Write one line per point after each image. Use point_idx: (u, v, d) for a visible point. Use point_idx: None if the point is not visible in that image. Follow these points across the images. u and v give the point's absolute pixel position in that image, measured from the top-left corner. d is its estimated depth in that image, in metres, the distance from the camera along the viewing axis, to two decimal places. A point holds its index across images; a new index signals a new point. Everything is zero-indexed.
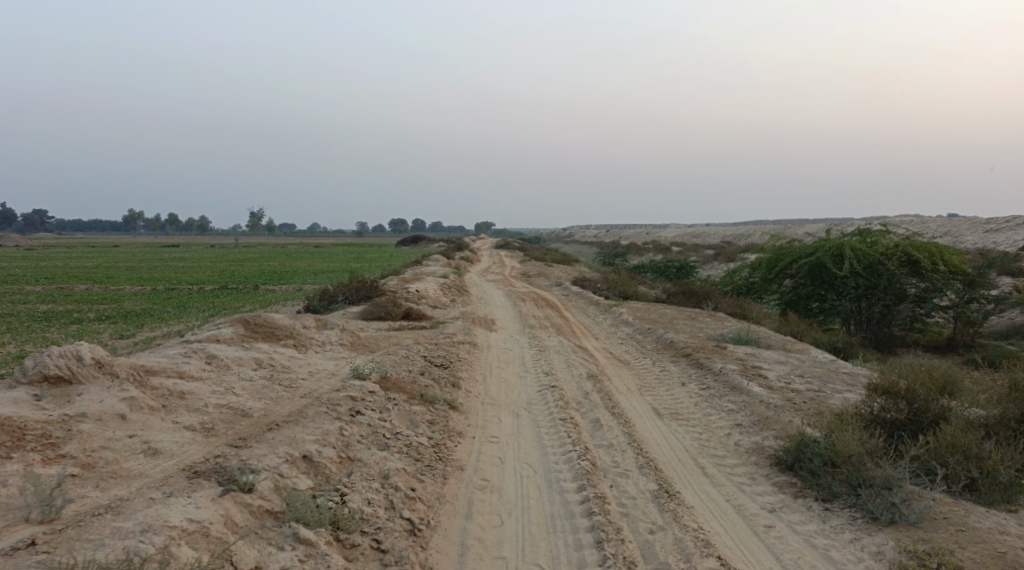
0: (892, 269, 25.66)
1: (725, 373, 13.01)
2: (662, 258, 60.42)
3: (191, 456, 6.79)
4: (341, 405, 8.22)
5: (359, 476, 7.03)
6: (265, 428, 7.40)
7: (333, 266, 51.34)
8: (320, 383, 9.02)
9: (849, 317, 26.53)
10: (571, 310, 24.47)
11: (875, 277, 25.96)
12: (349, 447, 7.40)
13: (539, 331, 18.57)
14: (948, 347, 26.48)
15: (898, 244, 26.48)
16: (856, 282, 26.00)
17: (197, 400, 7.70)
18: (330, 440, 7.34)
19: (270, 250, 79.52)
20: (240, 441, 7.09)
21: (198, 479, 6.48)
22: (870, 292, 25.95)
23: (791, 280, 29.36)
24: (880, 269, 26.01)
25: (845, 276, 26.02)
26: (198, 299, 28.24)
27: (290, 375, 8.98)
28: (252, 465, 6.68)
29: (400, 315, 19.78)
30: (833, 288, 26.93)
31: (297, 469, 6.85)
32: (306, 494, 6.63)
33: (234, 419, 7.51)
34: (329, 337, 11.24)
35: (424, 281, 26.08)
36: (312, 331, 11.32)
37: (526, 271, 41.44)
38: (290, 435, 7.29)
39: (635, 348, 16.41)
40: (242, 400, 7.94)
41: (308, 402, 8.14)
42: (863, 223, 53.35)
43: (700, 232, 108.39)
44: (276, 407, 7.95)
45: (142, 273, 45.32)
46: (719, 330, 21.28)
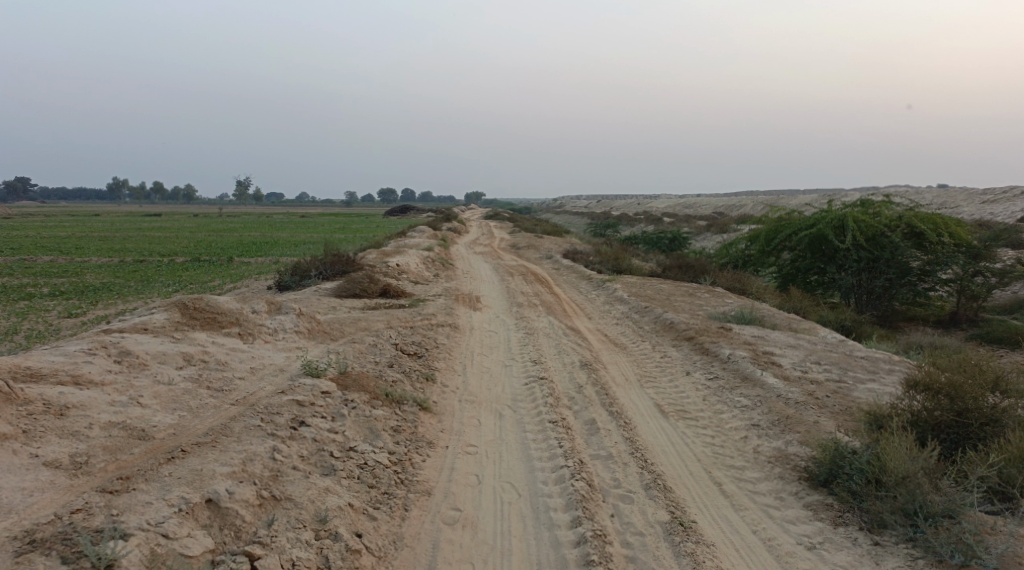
0: (895, 241, 24.32)
1: (735, 361, 11.58)
2: (654, 229, 59.10)
3: (36, 513, 5.38)
4: (279, 413, 6.73)
5: (284, 526, 5.70)
6: (164, 458, 6.01)
7: (315, 236, 49.65)
8: (263, 383, 7.51)
9: (850, 292, 25.13)
10: (561, 285, 22.96)
11: (877, 249, 24.61)
12: (277, 480, 6.04)
13: (526, 309, 17.09)
14: (950, 323, 24.67)
15: (902, 215, 25.03)
16: (858, 255, 24.62)
17: (80, 422, 6.23)
18: (251, 472, 5.98)
19: (254, 221, 77.46)
20: (119, 484, 5.71)
21: (29, 554, 5.09)
22: (872, 265, 24.58)
23: (789, 254, 27.90)
24: (883, 241, 24.60)
25: (847, 248, 24.61)
26: (166, 272, 26.56)
27: (225, 374, 7.45)
28: (116, 528, 5.29)
29: (376, 292, 18.24)
30: (833, 261, 25.59)
31: (192, 522, 5.49)
32: (199, 563, 5.30)
33: (122, 449, 6.09)
34: (282, 324, 9.65)
35: (405, 254, 24.49)
36: (263, 317, 9.70)
37: (515, 243, 39.82)
38: (195, 469, 5.90)
39: (632, 330, 14.97)
40: (147, 415, 6.51)
41: (237, 413, 6.70)
42: (860, 194, 51.96)
43: (691, 203, 107.20)
44: (188, 425, 6.49)
45: (115, 244, 43.44)
46: (719, 308, 19.89)
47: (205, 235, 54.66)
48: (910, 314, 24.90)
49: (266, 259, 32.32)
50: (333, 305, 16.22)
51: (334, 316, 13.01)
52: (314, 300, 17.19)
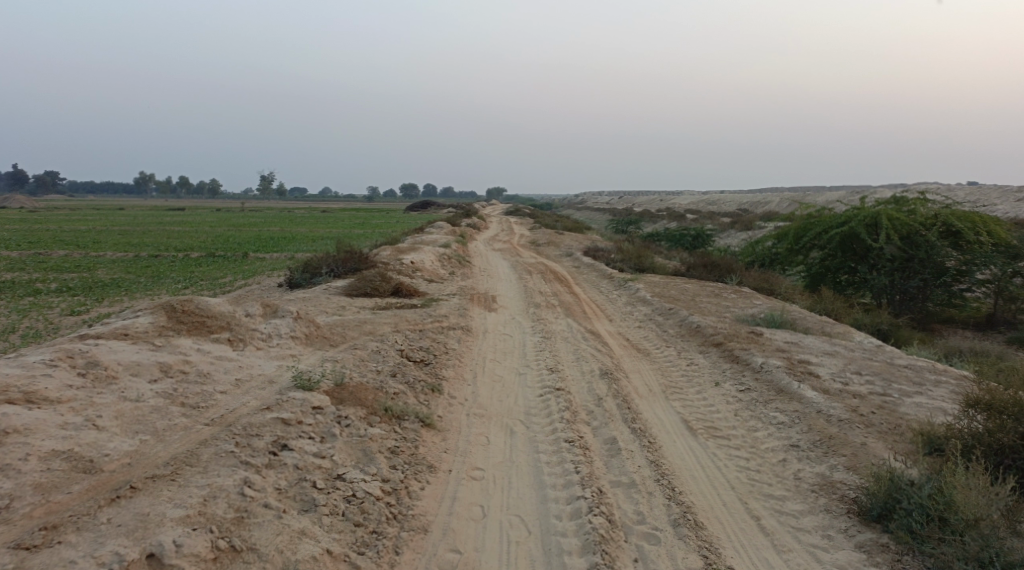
0: (931, 240, 23.19)
1: (768, 372, 10.72)
2: (678, 226, 57.94)
3: None
4: (259, 437, 6.26)
5: None
6: (107, 499, 5.49)
7: (333, 232, 49.01)
8: (246, 399, 6.85)
9: (882, 292, 24.03)
10: (582, 284, 22.12)
11: (912, 248, 23.49)
12: (242, 525, 5.50)
13: (544, 311, 16.30)
14: (987, 326, 23.32)
15: (939, 213, 23.83)
16: (892, 254, 23.49)
17: (20, 450, 5.64)
18: (208, 517, 5.45)
19: (276, 215, 77.18)
20: (46, 532, 5.19)
21: None
22: (906, 264, 23.45)
23: (819, 252, 26.80)
24: (918, 240, 23.47)
25: (880, 247, 23.50)
26: (178, 268, 26.07)
27: (203, 391, 6.82)
28: None
29: (388, 291, 17.52)
30: (865, 260, 24.50)
31: None
32: None
33: (58, 487, 5.51)
34: (277, 328, 8.94)
35: (421, 251, 23.77)
36: (257, 321, 9.00)
37: (536, 240, 38.97)
38: (142, 513, 5.39)
39: (656, 335, 14.13)
40: (100, 441, 5.95)
41: (209, 439, 6.19)
42: (891, 190, 50.47)
43: (715, 199, 105.66)
44: (148, 452, 5.98)
45: (132, 238, 43.03)
46: (747, 310, 18.96)
47: (225, 229, 54.36)
48: (945, 316, 23.70)
49: (281, 254, 31.80)
50: (342, 306, 15.56)
51: (339, 318, 12.33)
52: (323, 299, 16.52)
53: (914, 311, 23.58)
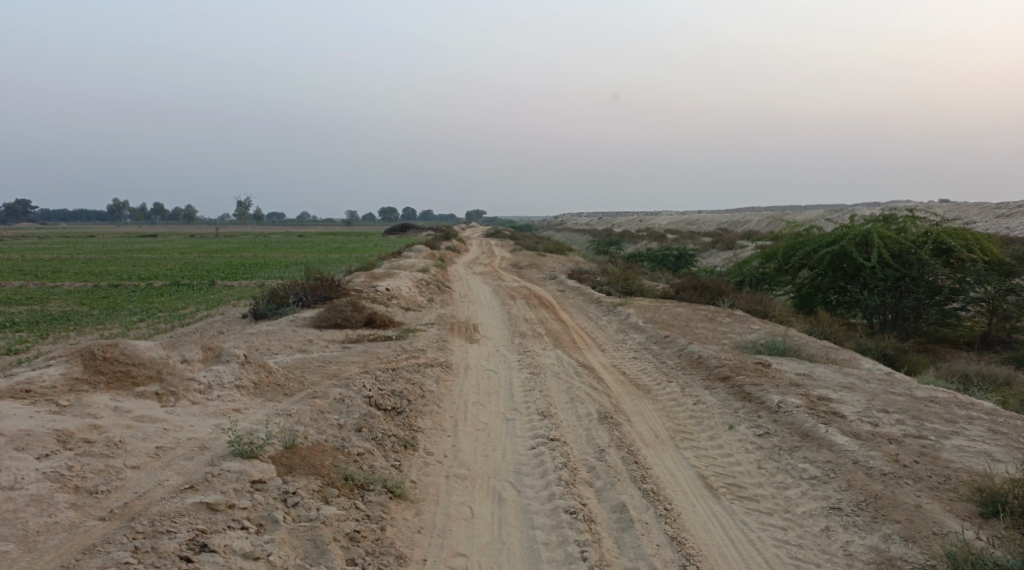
0: (924, 258, 22.05)
1: (789, 414, 9.45)
2: (658, 247, 56.99)
3: None
4: (172, 538, 5.06)
5: None
6: None
7: (307, 258, 47.40)
8: (162, 479, 5.63)
9: (875, 313, 22.87)
10: (568, 310, 20.87)
11: (905, 267, 22.38)
12: None
13: (530, 341, 14.98)
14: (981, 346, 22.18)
15: (930, 230, 22.80)
16: (883, 274, 22.40)
17: None
18: None
19: (250, 241, 75.44)
20: None
21: None
22: (899, 284, 22.30)
23: (808, 272, 25.67)
24: (911, 258, 22.37)
25: (872, 266, 22.42)
26: (138, 298, 24.57)
27: (106, 470, 5.62)
28: None
29: (360, 322, 16.12)
30: (857, 280, 23.25)
31: None
32: None
33: None
34: (219, 374, 7.58)
35: (397, 276, 22.43)
36: (195, 367, 7.61)
37: (518, 262, 37.70)
38: None
39: (654, 368, 12.87)
40: None
41: (93, 545, 4.98)
42: (874, 209, 49.77)
43: (692, 221, 105.29)
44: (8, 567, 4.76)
45: (95, 268, 41.03)
46: (746, 337, 17.77)
47: (195, 256, 52.55)
48: (938, 337, 22.51)
49: (252, 281, 30.37)
50: (309, 341, 14.23)
51: (301, 357, 10.99)
52: (289, 332, 15.14)
53: (907, 332, 22.35)
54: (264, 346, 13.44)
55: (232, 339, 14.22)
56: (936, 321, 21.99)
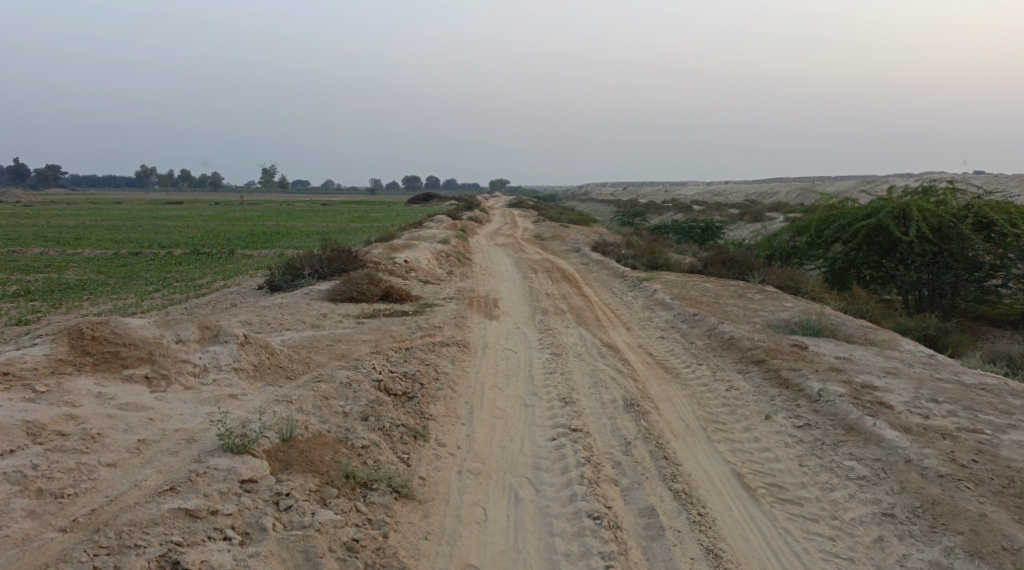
0: (965, 232, 20.97)
1: (831, 405, 8.79)
2: (685, 218, 55.88)
3: None
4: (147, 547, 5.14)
5: None
6: None
7: (330, 226, 46.99)
8: (139, 481, 5.63)
9: (911, 290, 22.03)
10: (592, 284, 20.21)
11: (944, 241, 21.31)
12: None
13: (552, 318, 14.40)
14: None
15: (971, 203, 21.65)
16: (922, 249, 21.34)
17: None
18: None
19: (274, 208, 75.11)
20: None
21: None
22: (937, 259, 21.33)
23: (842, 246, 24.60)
24: (950, 233, 21.30)
25: (910, 240, 21.37)
26: (156, 267, 24.23)
27: (78, 471, 5.62)
28: None
29: (377, 295, 15.61)
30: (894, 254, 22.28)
31: None
32: None
33: None
34: (217, 355, 7.16)
35: (416, 247, 21.82)
36: (190, 348, 7.20)
37: (541, 233, 36.89)
38: None
39: (684, 350, 12.22)
40: None
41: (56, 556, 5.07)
42: (911, 181, 48.16)
43: (720, 192, 103.62)
44: None
45: (118, 235, 40.84)
46: (778, 316, 17.01)
47: (219, 224, 52.35)
48: (977, 314, 21.70)
49: (272, 250, 29.93)
50: (323, 316, 13.75)
51: (312, 334, 10.51)
52: (304, 306, 14.67)
53: (945, 310, 21.60)
54: (275, 321, 12.97)
55: (244, 312, 13.78)
56: (976, 299, 21.27)
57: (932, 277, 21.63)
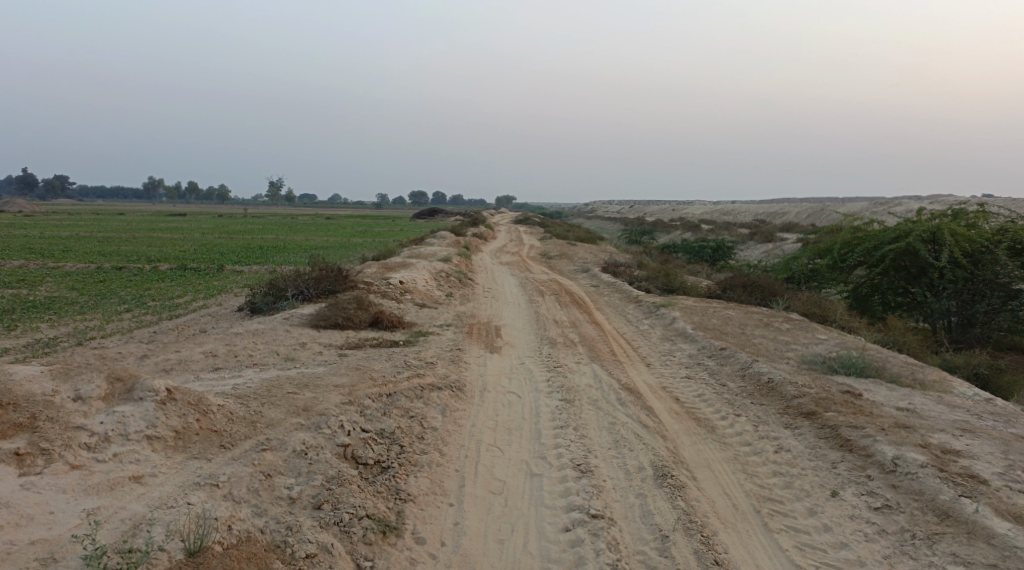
0: (999, 258, 19.10)
1: (914, 479, 7.10)
2: (697, 237, 54.05)
3: None
4: None
5: None
6: None
7: (328, 241, 45.27)
8: None
9: (938, 318, 20.14)
10: (603, 311, 18.49)
11: (977, 268, 19.46)
12: None
13: (562, 351, 12.76)
14: None
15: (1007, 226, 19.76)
16: (955, 275, 19.42)
17: None
18: None
19: (275, 222, 73.47)
20: None
21: None
22: (968, 287, 19.50)
23: (864, 271, 22.63)
24: (984, 258, 19.44)
25: (940, 266, 19.56)
26: (133, 285, 22.57)
27: None
28: None
29: (365, 322, 13.94)
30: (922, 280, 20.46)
31: None
32: None
33: None
34: (118, 421, 6.78)
35: (413, 267, 20.09)
36: (87, 411, 6.90)
37: (548, 253, 35.02)
38: None
39: (718, 398, 10.36)
40: None
41: None
42: (933, 205, 46.14)
43: (727, 210, 102.02)
44: None
45: (106, 247, 39.13)
46: (812, 351, 15.24)
47: (214, 238, 50.64)
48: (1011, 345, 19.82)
49: (263, 267, 28.25)
50: (301, 346, 12.09)
51: (279, 373, 8.89)
52: (281, 334, 13.04)
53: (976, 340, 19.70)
54: (243, 353, 11.32)
55: (210, 341, 12.15)
56: (1008, 328, 19.28)
57: (963, 305, 19.79)
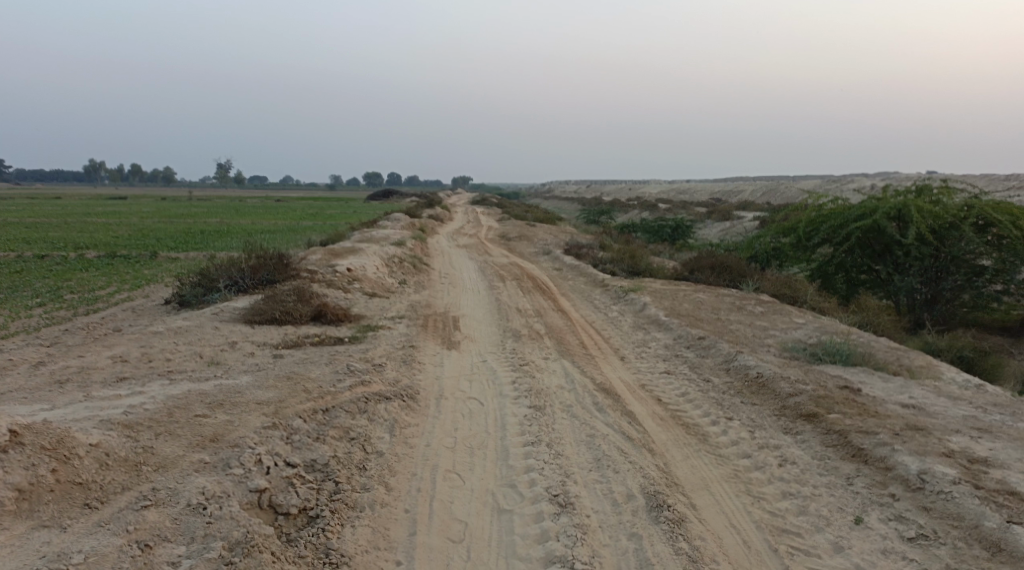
0: (965, 234, 18.10)
1: (948, 500, 6.07)
2: (654, 217, 53.21)
3: None
4: None
5: None
6: None
7: (276, 225, 43.32)
8: None
9: (904, 295, 19.21)
10: (567, 297, 17.26)
11: (942, 243, 18.48)
12: None
13: (527, 345, 11.52)
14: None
15: (975, 201, 18.76)
16: (923, 252, 18.38)
17: None
18: None
19: (222, 205, 70.95)
20: None
21: None
22: (934, 263, 18.56)
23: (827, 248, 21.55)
24: (949, 233, 18.44)
25: (905, 243, 18.58)
26: (54, 275, 20.70)
27: None
28: None
29: (306, 316, 12.47)
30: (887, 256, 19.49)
31: None
32: None
33: None
34: None
35: (361, 252, 18.59)
36: None
37: (506, 234, 33.66)
38: None
39: (706, 399, 9.16)
40: None
41: None
42: (893, 183, 45.68)
43: (683, 189, 101.59)
44: None
45: (35, 234, 36.69)
46: (792, 338, 14.18)
47: (155, 222, 48.23)
48: (974, 320, 18.97)
49: (201, 254, 26.41)
50: (230, 348, 10.65)
51: (195, 387, 7.51)
52: (209, 331, 11.57)
53: (939, 317, 18.87)
54: (161, 359, 9.85)
55: (123, 344, 10.63)
56: (972, 305, 18.39)
57: (928, 282, 18.86)
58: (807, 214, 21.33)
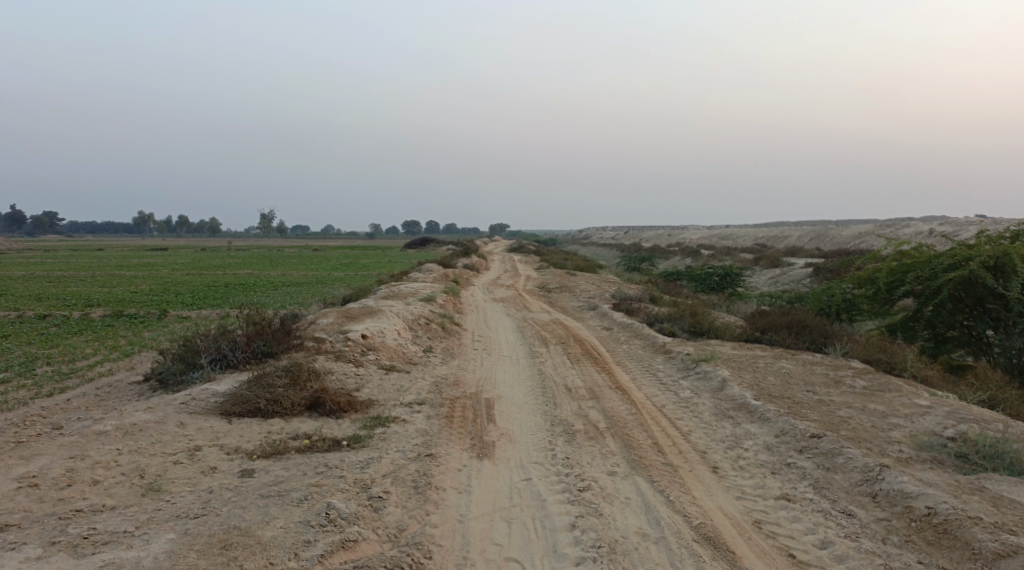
0: None
1: None
2: (703, 263, 49.91)
3: None
4: None
5: None
6: None
7: (304, 277, 40.94)
8: None
9: (1005, 356, 15.72)
10: (625, 369, 14.31)
11: None
12: None
13: (586, 448, 8.64)
14: None
15: None
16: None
17: None
18: None
19: (258, 257, 69.14)
20: None
21: None
22: None
23: (907, 303, 18.12)
24: None
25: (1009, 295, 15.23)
26: (38, 341, 18.20)
27: None
28: None
29: (297, 406, 9.71)
30: (984, 310, 16.07)
31: None
32: None
33: None
34: None
35: (380, 313, 15.85)
36: None
37: (547, 286, 30.66)
38: None
39: (863, 562, 6.31)
40: None
41: None
42: (970, 230, 41.54)
43: (726, 234, 98.32)
44: None
45: (48, 289, 34.62)
46: (923, 431, 11.03)
47: (179, 274, 46.13)
48: None
49: (212, 312, 23.84)
50: (187, 459, 7.93)
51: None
52: (169, 430, 8.87)
53: None
54: (85, 482, 7.19)
55: (48, 454, 8.01)
56: None
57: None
58: (887, 262, 17.67)
